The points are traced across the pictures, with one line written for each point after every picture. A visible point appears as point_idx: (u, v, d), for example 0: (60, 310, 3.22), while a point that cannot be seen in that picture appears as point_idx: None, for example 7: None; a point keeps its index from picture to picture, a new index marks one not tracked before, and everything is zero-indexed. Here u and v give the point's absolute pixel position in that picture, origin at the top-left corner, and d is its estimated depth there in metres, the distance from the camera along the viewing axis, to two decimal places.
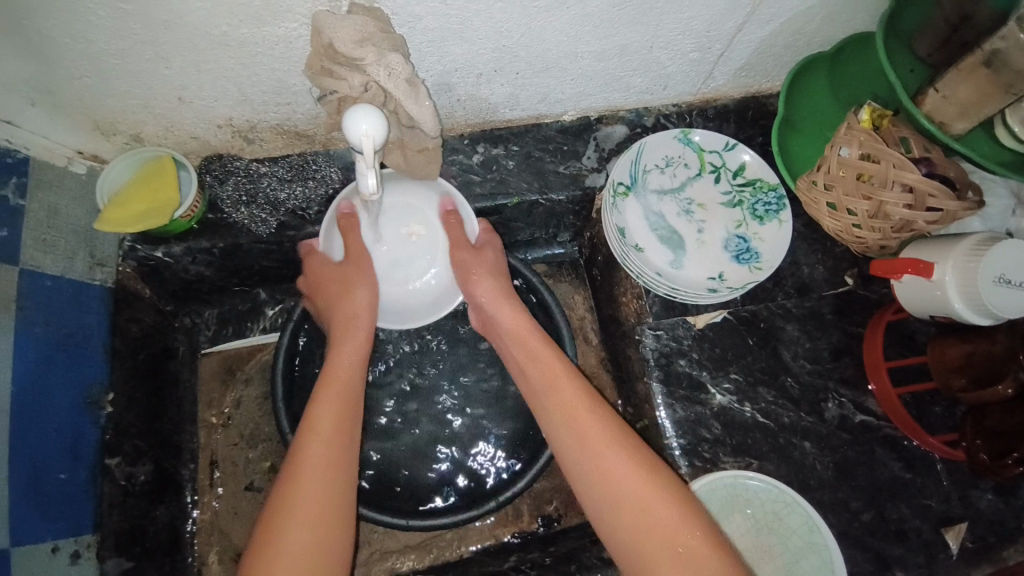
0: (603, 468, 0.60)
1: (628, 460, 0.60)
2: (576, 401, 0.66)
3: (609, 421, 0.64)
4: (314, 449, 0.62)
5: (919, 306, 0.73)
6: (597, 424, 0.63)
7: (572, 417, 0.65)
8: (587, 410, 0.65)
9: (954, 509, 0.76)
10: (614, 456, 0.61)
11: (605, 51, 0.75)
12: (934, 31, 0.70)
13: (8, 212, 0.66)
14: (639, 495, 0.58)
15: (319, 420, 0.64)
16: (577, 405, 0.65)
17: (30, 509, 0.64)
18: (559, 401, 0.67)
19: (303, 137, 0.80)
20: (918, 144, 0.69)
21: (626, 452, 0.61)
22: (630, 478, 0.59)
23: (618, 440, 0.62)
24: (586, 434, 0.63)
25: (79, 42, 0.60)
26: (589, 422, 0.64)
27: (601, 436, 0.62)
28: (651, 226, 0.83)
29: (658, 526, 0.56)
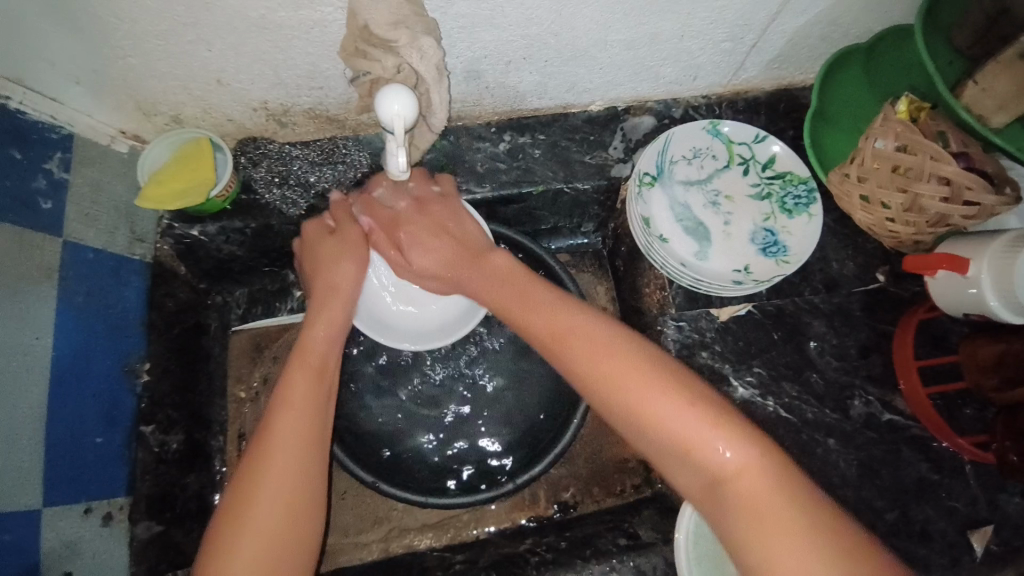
0: (649, 417, 0.54)
1: (675, 403, 0.54)
2: (593, 348, 0.59)
3: (630, 360, 0.57)
4: (283, 433, 0.60)
5: (952, 304, 0.71)
6: (629, 369, 0.56)
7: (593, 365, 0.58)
8: (607, 353, 0.58)
9: (981, 512, 0.74)
10: (655, 400, 0.54)
11: (635, 40, 0.74)
12: (972, 23, 0.67)
13: (54, 185, 0.70)
14: (694, 438, 0.52)
15: (294, 400, 0.62)
16: (595, 350, 0.58)
17: (66, 470, 0.67)
18: (577, 350, 0.59)
19: (334, 122, 0.82)
20: (956, 138, 0.66)
21: (670, 391, 0.55)
22: (680, 426, 0.53)
23: (658, 384, 0.55)
24: (615, 382, 0.56)
25: (125, 22, 0.63)
26: (615, 368, 0.57)
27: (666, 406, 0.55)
28: (676, 217, 0.83)
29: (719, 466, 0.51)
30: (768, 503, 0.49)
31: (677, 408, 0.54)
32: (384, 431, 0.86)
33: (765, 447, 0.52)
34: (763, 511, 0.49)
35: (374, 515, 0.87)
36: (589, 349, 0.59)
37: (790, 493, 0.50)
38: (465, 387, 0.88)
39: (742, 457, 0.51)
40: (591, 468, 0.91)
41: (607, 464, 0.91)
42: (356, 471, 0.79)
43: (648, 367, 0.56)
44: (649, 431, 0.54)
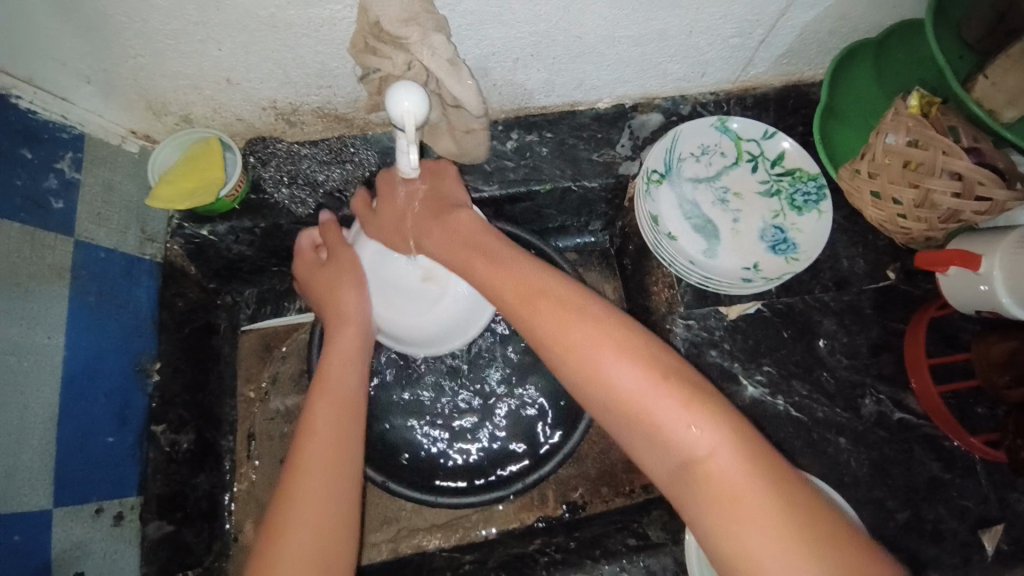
0: (603, 380, 0.53)
1: (630, 366, 0.53)
2: (550, 311, 0.57)
3: (590, 324, 0.56)
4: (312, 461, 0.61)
5: (963, 302, 0.70)
6: (584, 333, 0.55)
7: (550, 330, 0.56)
8: (581, 321, 0.56)
9: (994, 512, 0.73)
10: (609, 364, 0.53)
11: (643, 36, 0.74)
12: (982, 18, 0.67)
13: (66, 184, 0.70)
14: (643, 400, 0.52)
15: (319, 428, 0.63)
16: (552, 314, 0.57)
17: (77, 469, 0.67)
18: (532, 313, 0.58)
19: (341, 121, 0.82)
20: (967, 133, 0.66)
21: (627, 356, 0.53)
22: (632, 387, 0.52)
23: (616, 349, 0.54)
24: (568, 344, 0.55)
25: (136, 22, 0.63)
26: (572, 330, 0.56)
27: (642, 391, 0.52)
28: (684, 214, 0.82)
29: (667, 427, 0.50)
30: (719, 468, 0.48)
31: (633, 371, 0.53)
32: (392, 430, 0.86)
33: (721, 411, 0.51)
34: (712, 479, 0.48)
35: (383, 515, 0.88)
36: (546, 313, 0.57)
37: (758, 471, 0.48)
38: (472, 385, 0.89)
39: (692, 420, 0.50)
40: (599, 468, 0.90)
41: (615, 464, 0.90)
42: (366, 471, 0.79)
43: (608, 329, 0.55)
44: (601, 394, 0.54)
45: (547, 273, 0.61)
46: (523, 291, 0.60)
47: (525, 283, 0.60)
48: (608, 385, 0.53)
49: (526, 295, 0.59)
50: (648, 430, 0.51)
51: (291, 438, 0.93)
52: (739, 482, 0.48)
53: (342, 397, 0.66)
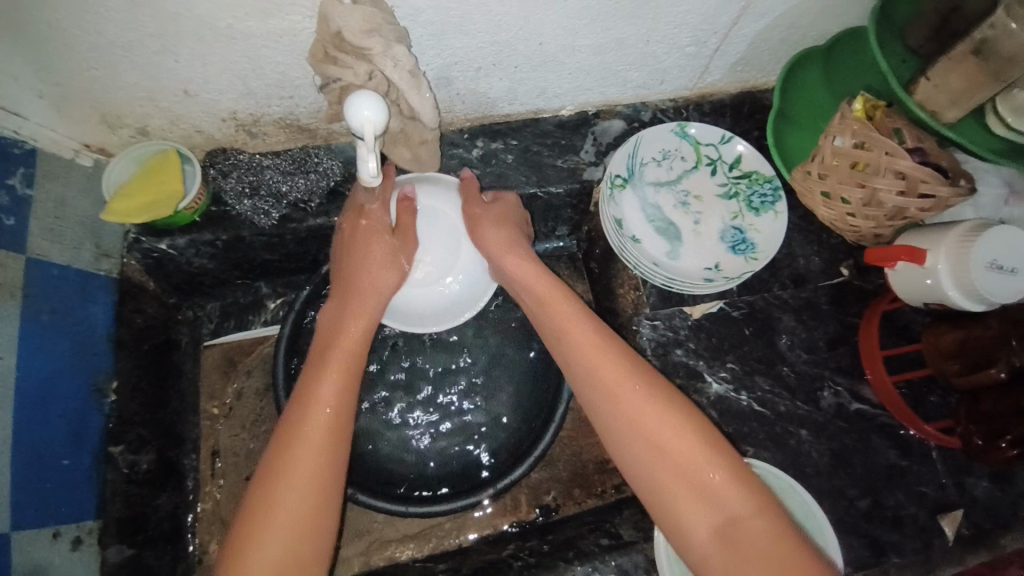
0: (662, 446, 0.58)
1: (688, 433, 0.58)
2: (617, 376, 0.62)
3: (628, 369, 0.63)
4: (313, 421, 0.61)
5: (912, 294, 0.73)
6: (647, 401, 0.60)
7: (615, 395, 0.62)
8: (612, 362, 0.63)
9: (949, 497, 0.77)
10: (670, 434, 0.58)
11: (602, 45, 0.76)
12: (926, 22, 0.70)
13: (17, 201, 0.68)
14: (696, 468, 0.57)
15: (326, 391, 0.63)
16: (616, 377, 0.62)
17: (32, 494, 0.64)
18: (600, 376, 0.63)
19: (304, 131, 0.82)
20: (911, 135, 0.69)
21: (686, 425, 0.59)
22: (692, 455, 0.57)
23: (677, 420, 0.59)
24: (635, 413, 0.60)
25: (90, 34, 0.62)
26: (629, 399, 0.61)
27: (662, 426, 0.59)
28: (647, 218, 0.84)
29: (715, 497, 0.56)
30: (761, 538, 0.53)
31: (691, 441, 0.58)
32: (365, 441, 0.85)
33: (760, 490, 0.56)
34: (757, 547, 0.53)
35: (354, 528, 0.86)
36: (614, 377, 0.63)
37: (755, 512, 0.55)
38: (444, 392, 0.88)
39: (738, 494, 0.55)
40: (571, 471, 0.91)
41: (588, 466, 0.91)
42: None
43: (668, 399, 0.60)
44: (656, 459, 0.58)
45: (614, 338, 0.66)
46: (594, 353, 0.65)
47: (571, 324, 0.68)
48: (669, 453, 0.58)
49: (596, 359, 0.64)
50: (694, 498, 0.56)
51: (258, 454, 0.91)
52: (774, 552, 0.52)
53: (334, 401, 0.62)
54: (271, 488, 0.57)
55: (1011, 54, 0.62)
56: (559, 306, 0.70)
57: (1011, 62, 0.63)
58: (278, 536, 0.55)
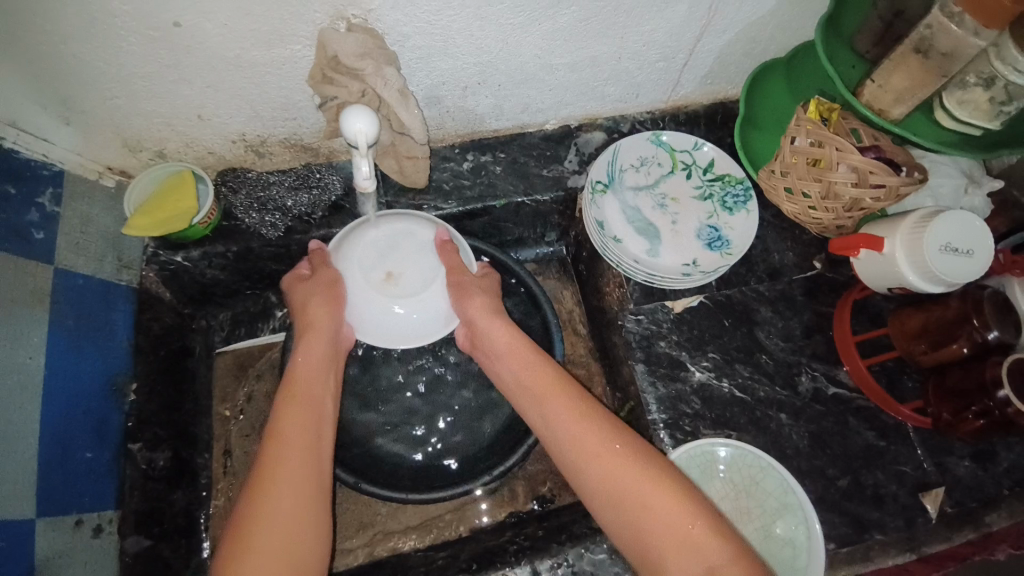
0: (639, 499, 0.61)
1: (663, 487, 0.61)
2: (594, 438, 0.66)
3: (604, 426, 0.67)
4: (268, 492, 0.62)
5: (877, 281, 0.78)
6: (618, 456, 0.64)
7: (591, 453, 0.65)
8: (585, 421, 0.68)
9: (930, 476, 0.80)
10: (644, 489, 0.61)
11: (577, 62, 0.83)
12: (871, 28, 0.76)
13: (47, 218, 0.75)
14: (671, 521, 0.59)
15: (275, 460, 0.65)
16: (596, 436, 0.66)
17: (56, 484, 0.70)
18: (577, 441, 0.67)
19: (308, 150, 0.89)
20: (867, 134, 0.75)
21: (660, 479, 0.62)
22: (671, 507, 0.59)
23: (650, 474, 0.62)
24: (610, 469, 0.63)
25: (112, 66, 0.70)
26: (603, 458, 0.64)
27: (640, 477, 0.62)
28: (628, 219, 0.90)
29: (691, 546, 0.57)
30: None
31: (665, 494, 0.60)
32: (368, 435, 0.89)
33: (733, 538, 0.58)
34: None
35: (358, 521, 0.90)
36: (588, 439, 0.66)
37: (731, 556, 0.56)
38: (440, 391, 0.92)
39: (713, 543, 0.57)
40: None
41: None
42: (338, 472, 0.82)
43: (639, 456, 0.64)
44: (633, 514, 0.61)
45: (593, 403, 0.70)
46: (572, 416, 0.69)
47: (546, 384, 0.73)
48: (648, 508, 0.60)
49: (576, 424, 0.68)
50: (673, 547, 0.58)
51: None
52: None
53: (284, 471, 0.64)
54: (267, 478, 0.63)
55: (948, 50, 0.67)
56: (543, 370, 0.74)
57: (950, 58, 0.68)
58: None
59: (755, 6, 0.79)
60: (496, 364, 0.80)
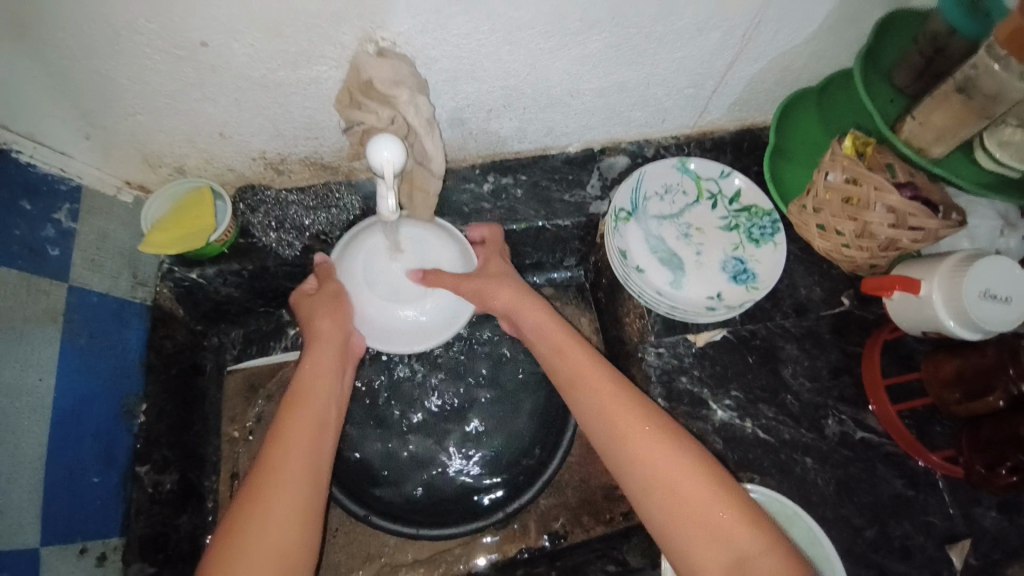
0: (667, 484, 0.59)
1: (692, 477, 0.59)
2: (629, 416, 0.64)
3: (630, 411, 0.64)
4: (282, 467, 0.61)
5: (910, 323, 0.76)
6: (647, 438, 0.62)
7: (624, 438, 0.63)
8: (614, 398, 0.66)
9: (957, 526, 0.77)
10: (682, 480, 0.58)
11: (605, 88, 0.81)
12: (910, 62, 0.73)
13: (63, 233, 0.74)
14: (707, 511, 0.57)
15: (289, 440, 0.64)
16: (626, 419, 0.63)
17: (63, 509, 0.68)
18: (612, 418, 0.64)
19: (327, 169, 0.88)
20: (903, 169, 0.72)
21: (688, 464, 0.60)
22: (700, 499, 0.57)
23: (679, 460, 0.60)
24: (647, 457, 0.61)
25: (136, 83, 0.69)
26: (631, 435, 0.62)
27: (669, 470, 0.59)
28: (651, 249, 0.88)
29: (723, 536, 0.55)
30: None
31: (698, 485, 0.58)
32: (381, 462, 0.87)
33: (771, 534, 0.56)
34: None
35: (365, 552, 0.88)
36: (622, 414, 0.64)
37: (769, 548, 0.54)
38: (450, 419, 0.90)
39: (746, 532, 0.55)
40: (580, 497, 0.92)
41: (596, 492, 0.92)
42: (349, 504, 0.82)
43: (670, 437, 0.62)
44: (664, 498, 0.58)
45: (627, 384, 0.67)
46: (605, 393, 0.67)
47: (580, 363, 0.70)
48: (677, 495, 0.58)
49: (609, 402, 0.66)
50: (704, 534, 0.56)
51: None
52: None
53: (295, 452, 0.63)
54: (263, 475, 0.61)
55: (993, 93, 0.64)
56: (576, 353, 0.72)
57: (995, 100, 0.65)
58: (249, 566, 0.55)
59: (792, 34, 0.77)
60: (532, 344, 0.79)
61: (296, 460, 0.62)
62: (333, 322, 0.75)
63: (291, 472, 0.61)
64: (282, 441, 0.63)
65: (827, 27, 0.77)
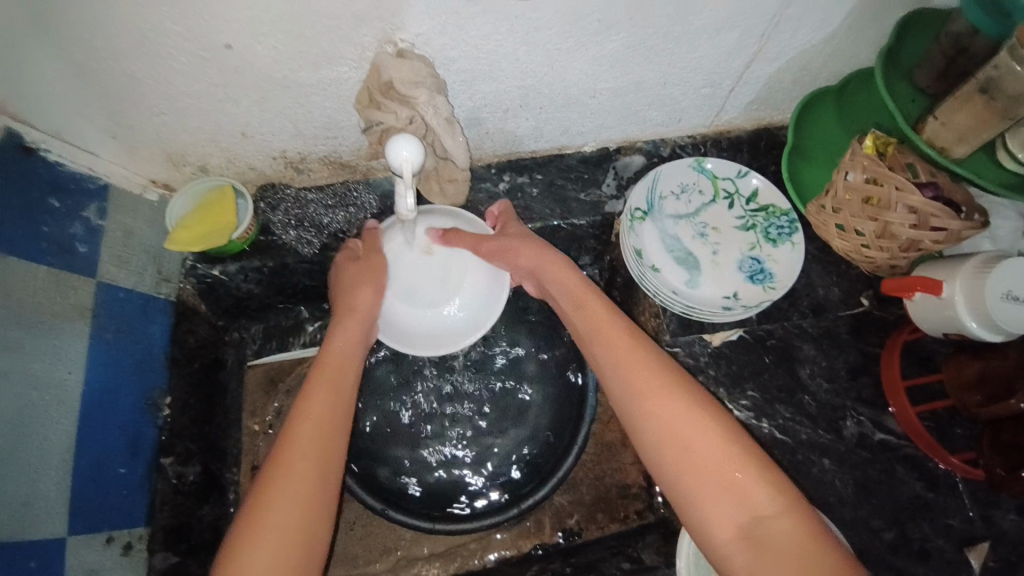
0: (684, 444, 0.58)
1: (712, 437, 0.58)
2: (647, 377, 0.63)
3: (650, 370, 0.63)
4: (302, 437, 0.62)
5: (931, 324, 0.75)
6: (667, 398, 0.61)
7: (642, 397, 0.62)
8: (636, 357, 0.65)
9: (977, 529, 0.76)
10: (702, 438, 0.58)
11: (621, 87, 0.81)
12: (933, 63, 0.73)
13: (90, 232, 0.75)
14: (722, 471, 0.57)
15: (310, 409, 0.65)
16: (646, 378, 0.63)
17: (90, 499, 0.70)
18: (631, 376, 0.64)
19: (345, 167, 0.89)
20: (924, 169, 0.71)
21: (711, 426, 0.59)
22: (719, 460, 0.57)
23: (698, 419, 0.59)
24: (667, 417, 0.60)
25: (162, 84, 0.70)
26: (652, 394, 0.62)
27: (690, 429, 0.59)
28: (667, 248, 0.88)
29: (741, 496, 0.55)
30: (794, 541, 0.52)
31: (716, 445, 0.58)
32: (397, 458, 0.88)
33: (794, 497, 0.55)
34: (778, 547, 0.52)
35: (382, 545, 0.89)
36: (645, 372, 0.63)
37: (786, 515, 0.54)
38: (465, 416, 0.91)
39: (763, 494, 0.55)
40: (594, 494, 0.93)
41: (610, 489, 0.93)
42: (367, 498, 0.84)
43: (690, 397, 0.61)
44: (681, 457, 0.58)
45: (649, 343, 0.66)
46: (625, 352, 0.66)
47: (602, 320, 0.70)
48: (695, 453, 0.58)
49: (631, 359, 0.65)
50: (720, 494, 0.56)
51: None
52: (800, 554, 0.51)
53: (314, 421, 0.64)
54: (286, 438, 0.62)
55: (1016, 94, 0.63)
56: (598, 312, 0.70)
57: (1019, 101, 0.64)
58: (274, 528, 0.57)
59: (811, 33, 0.77)
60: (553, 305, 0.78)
61: (314, 429, 0.63)
62: (376, 292, 0.75)
63: (308, 441, 0.62)
64: (302, 411, 0.65)
65: (846, 25, 0.76)
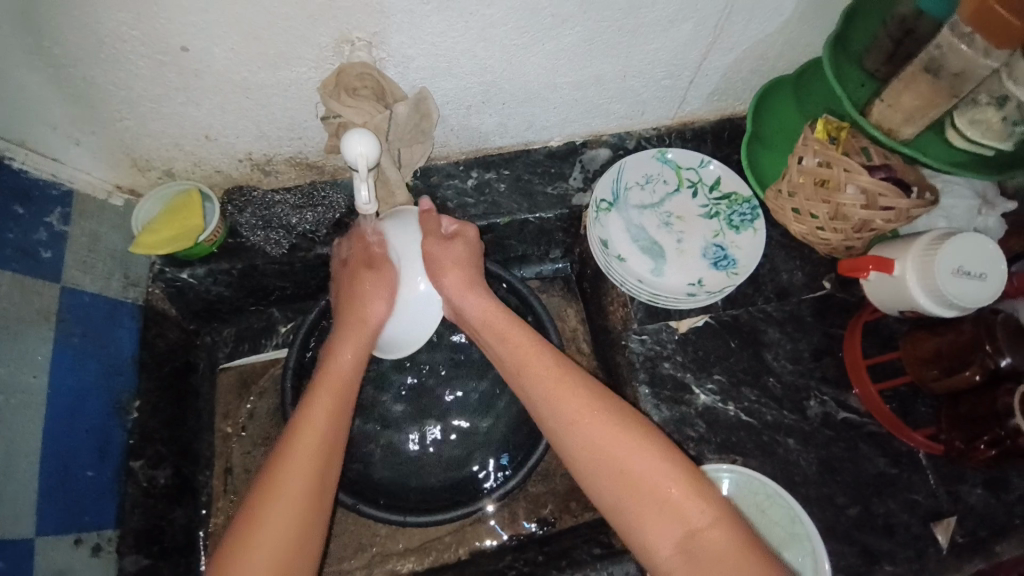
0: (619, 466, 0.61)
1: (648, 454, 0.61)
2: (579, 403, 0.64)
3: (587, 395, 0.65)
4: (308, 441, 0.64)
5: (889, 303, 0.76)
6: (601, 421, 0.63)
7: (572, 426, 0.63)
8: (568, 385, 0.66)
9: (941, 503, 0.78)
10: (635, 458, 0.60)
11: (582, 81, 0.82)
12: (880, 48, 0.75)
13: (54, 237, 0.75)
14: (657, 487, 0.59)
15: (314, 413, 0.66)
16: (578, 407, 0.64)
17: (58, 501, 0.70)
18: (562, 408, 0.64)
19: (313, 168, 0.89)
20: (878, 153, 0.73)
21: (646, 444, 0.61)
22: (654, 474, 0.60)
23: (633, 436, 0.62)
24: (598, 440, 0.62)
25: (121, 89, 0.71)
26: (583, 418, 0.63)
27: (624, 447, 0.61)
28: (632, 238, 0.89)
29: (676, 511, 0.58)
30: (719, 548, 0.56)
31: (651, 459, 0.60)
32: (371, 455, 0.89)
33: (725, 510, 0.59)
34: (711, 554, 0.56)
35: (357, 541, 0.90)
36: (574, 406, 0.64)
37: (722, 529, 0.58)
38: (440, 412, 0.92)
39: (697, 508, 0.58)
40: (568, 484, 0.94)
41: None
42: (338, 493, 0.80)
43: (621, 418, 0.63)
44: (614, 479, 0.60)
45: (572, 367, 0.68)
46: (554, 381, 0.67)
47: (528, 352, 0.70)
48: (628, 473, 0.60)
49: (556, 389, 0.66)
50: (654, 510, 0.59)
51: None
52: (730, 559, 0.56)
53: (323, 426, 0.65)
54: (286, 452, 0.63)
55: (958, 71, 0.66)
56: (521, 341, 0.71)
57: (961, 79, 0.67)
58: (280, 529, 0.59)
59: (764, 22, 0.78)
60: (475, 333, 0.77)
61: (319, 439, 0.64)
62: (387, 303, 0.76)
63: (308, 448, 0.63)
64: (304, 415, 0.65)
65: (798, 15, 0.78)
